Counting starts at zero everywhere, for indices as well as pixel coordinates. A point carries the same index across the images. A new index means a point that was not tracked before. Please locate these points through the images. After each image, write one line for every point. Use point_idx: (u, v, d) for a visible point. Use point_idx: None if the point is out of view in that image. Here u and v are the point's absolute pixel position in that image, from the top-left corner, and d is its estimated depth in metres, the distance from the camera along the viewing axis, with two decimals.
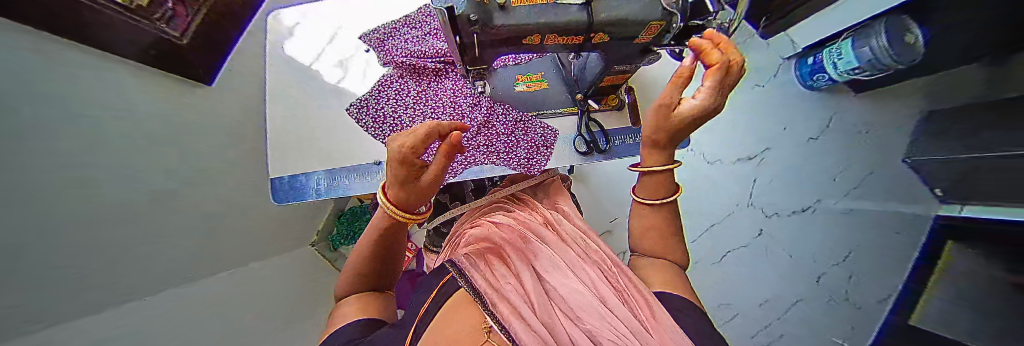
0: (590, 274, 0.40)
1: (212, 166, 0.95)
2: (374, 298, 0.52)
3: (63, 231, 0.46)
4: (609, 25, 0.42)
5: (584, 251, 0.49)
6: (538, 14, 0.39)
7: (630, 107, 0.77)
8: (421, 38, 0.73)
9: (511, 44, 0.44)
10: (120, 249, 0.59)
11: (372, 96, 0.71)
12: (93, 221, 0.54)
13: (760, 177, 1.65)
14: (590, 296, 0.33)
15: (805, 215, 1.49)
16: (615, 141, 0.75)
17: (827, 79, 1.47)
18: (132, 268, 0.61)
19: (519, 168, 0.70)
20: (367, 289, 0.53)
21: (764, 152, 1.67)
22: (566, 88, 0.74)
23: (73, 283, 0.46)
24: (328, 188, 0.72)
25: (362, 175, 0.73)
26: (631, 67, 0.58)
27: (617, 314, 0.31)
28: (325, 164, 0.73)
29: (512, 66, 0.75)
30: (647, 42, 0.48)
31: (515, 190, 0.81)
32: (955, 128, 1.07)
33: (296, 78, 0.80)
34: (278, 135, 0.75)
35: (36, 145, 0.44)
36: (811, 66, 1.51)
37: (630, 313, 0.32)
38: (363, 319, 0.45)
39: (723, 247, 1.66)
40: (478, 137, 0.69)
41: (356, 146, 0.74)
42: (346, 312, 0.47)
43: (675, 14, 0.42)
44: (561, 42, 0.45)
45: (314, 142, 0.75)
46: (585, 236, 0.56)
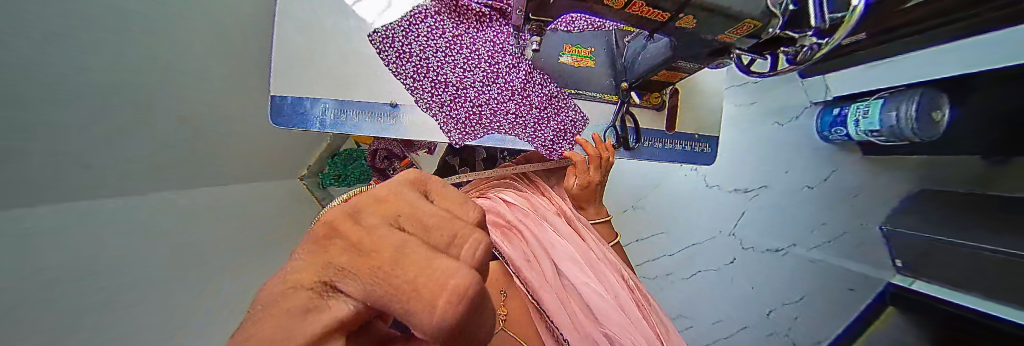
0: (597, 277, 0.54)
1: None
2: None
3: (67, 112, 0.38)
4: (703, 8, 0.37)
5: (597, 249, 0.61)
6: None
7: (669, 109, 0.74)
8: None
9: (593, 1, 0.38)
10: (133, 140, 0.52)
11: (400, 26, 0.63)
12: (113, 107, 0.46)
13: (748, 211, 1.65)
14: (603, 298, 0.50)
15: (776, 254, 1.57)
16: (644, 142, 0.72)
17: (842, 134, 1.41)
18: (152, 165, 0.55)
19: (542, 146, 0.67)
20: None
21: (760, 189, 1.63)
22: (611, 72, 0.69)
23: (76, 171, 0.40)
24: (335, 121, 0.66)
25: (372, 115, 0.66)
26: (691, 66, 0.54)
27: (614, 314, 0.49)
28: (336, 93, 0.66)
29: (562, 32, 0.67)
30: (729, 41, 0.44)
31: (527, 170, 0.78)
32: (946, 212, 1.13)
33: None
34: (284, 45, 0.65)
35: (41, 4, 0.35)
36: (833, 116, 1.40)
37: (621, 313, 0.50)
38: None
39: (697, 266, 1.69)
40: (509, 103, 0.65)
41: (372, 80, 0.66)
42: None
43: (777, 16, 0.38)
44: (641, 14, 0.40)
45: (326, 65, 0.66)
46: (595, 236, 0.66)
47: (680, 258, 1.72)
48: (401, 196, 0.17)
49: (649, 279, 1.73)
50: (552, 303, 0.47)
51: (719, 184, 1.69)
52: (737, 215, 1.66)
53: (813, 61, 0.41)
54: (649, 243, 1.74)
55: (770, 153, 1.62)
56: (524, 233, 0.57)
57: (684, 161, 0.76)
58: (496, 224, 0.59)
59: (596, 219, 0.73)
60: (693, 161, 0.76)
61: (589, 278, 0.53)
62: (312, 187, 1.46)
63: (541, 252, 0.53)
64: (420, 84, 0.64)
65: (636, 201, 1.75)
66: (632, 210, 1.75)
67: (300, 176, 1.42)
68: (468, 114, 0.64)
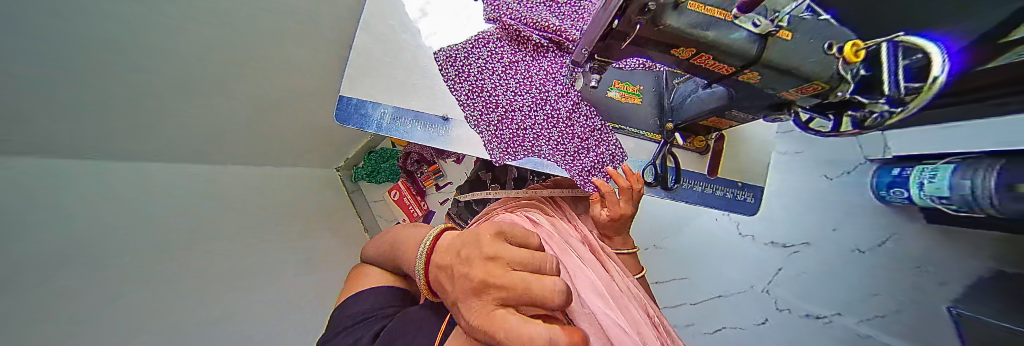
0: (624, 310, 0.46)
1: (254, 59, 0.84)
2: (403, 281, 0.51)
3: None
4: (771, 68, 0.38)
5: (619, 283, 0.56)
6: (706, 27, 0.34)
7: (712, 155, 0.72)
8: (534, 5, 0.70)
9: (655, 50, 0.40)
10: None
11: (464, 49, 0.70)
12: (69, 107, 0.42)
13: (786, 268, 1.56)
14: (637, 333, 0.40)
15: (816, 323, 1.43)
16: (684, 183, 0.71)
17: (903, 197, 1.30)
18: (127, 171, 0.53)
19: (578, 175, 0.68)
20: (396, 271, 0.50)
21: (801, 245, 1.56)
22: (657, 111, 0.70)
23: None
24: (390, 125, 0.72)
25: (422, 124, 0.72)
26: (745, 116, 0.54)
27: None
28: (396, 100, 0.73)
29: (615, 68, 0.70)
30: (793, 98, 0.43)
31: (556, 193, 0.81)
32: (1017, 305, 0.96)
33: (389, 5, 0.76)
34: (363, 55, 0.74)
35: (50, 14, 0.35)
36: (891, 176, 1.33)
37: None
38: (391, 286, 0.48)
39: (722, 320, 1.57)
40: (553, 130, 0.68)
41: (429, 93, 0.73)
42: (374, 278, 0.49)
43: (847, 81, 0.37)
44: (706, 64, 0.41)
45: (394, 75, 0.74)
46: (619, 274, 0.60)
47: (702, 307, 1.60)
48: (477, 241, 0.22)
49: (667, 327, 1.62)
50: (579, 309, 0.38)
51: (753, 235, 1.65)
52: (773, 272, 1.58)
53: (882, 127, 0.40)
54: (670, 287, 1.66)
55: (817, 209, 1.57)
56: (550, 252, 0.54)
57: (726, 210, 0.72)
58: None
59: (623, 250, 0.72)
60: (736, 209, 0.73)
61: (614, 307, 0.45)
62: (346, 179, 1.66)
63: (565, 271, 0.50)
64: (471, 102, 0.69)
65: (662, 239, 1.71)
66: (654, 249, 1.70)
67: (338, 169, 1.62)
68: (511, 133, 0.67)
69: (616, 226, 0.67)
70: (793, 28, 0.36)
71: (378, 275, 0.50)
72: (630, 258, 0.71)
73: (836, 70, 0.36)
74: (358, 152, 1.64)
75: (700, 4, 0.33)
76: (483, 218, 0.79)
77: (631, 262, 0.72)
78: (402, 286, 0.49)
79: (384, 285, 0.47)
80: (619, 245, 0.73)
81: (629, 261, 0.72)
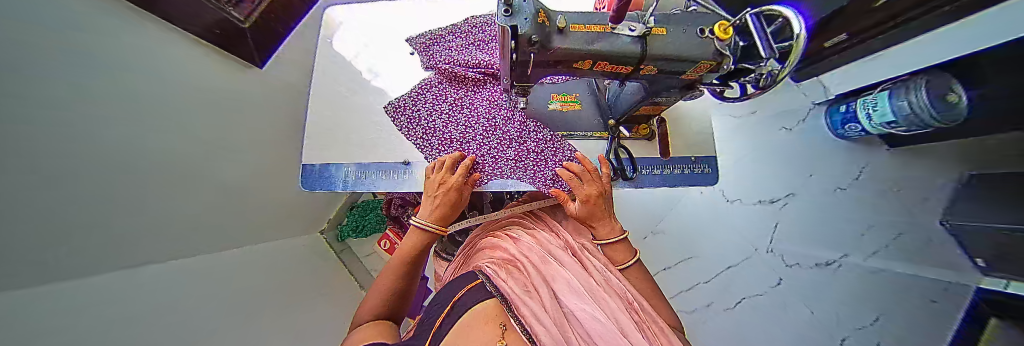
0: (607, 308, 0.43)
1: (218, 147, 0.86)
2: (388, 328, 0.47)
3: (28, 250, 0.38)
4: (660, 60, 0.43)
5: (599, 277, 0.54)
6: (592, 41, 0.41)
7: (660, 138, 0.78)
8: (465, 47, 0.78)
9: (561, 67, 0.47)
10: (97, 252, 0.52)
11: (410, 98, 0.75)
12: (59, 235, 0.44)
13: (782, 222, 1.58)
14: (609, 326, 0.38)
15: (827, 269, 1.38)
16: (642, 170, 0.75)
17: (859, 130, 1.41)
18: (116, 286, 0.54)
19: (543, 187, 0.70)
20: (383, 318, 0.49)
21: (788, 197, 1.60)
22: (598, 112, 0.76)
23: (54, 303, 0.40)
24: (356, 181, 0.74)
25: (386, 174, 0.74)
26: (670, 99, 0.59)
27: None
28: (356, 157, 0.75)
29: (548, 85, 0.77)
30: (694, 78, 0.49)
31: (534, 207, 0.83)
32: (993, 203, 1.01)
33: (336, 74, 0.82)
34: (316, 124, 0.78)
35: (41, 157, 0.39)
36: (842, 114, 1.46)
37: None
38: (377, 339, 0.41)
39: (739, 291, 1.53)
40: (508, 150, 0.71)
41: (387, 143, 0.76)
42: (359, 333, 0.44)
43: (727, 56, 0.43)
44: (607, 70, 0.47)
45: (350, 135, 0.77)
46: (604, 269, 0.58)
47: (717, 283, 1.58)
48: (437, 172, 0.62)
49: (690, 313, 1.53)
50: (545, 319, 0.35)
51: (739, 198, 1.68)
52: (771, 229, 1.59)
53: (776, 86, 0.43)
54: (681, 270, 1.61)
55: (789, 159, 1.64)
56: (525, 268, 0.53)
57: (687, 184, 0.77)
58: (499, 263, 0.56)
59: (609, 240, 0.62)
60: (695, 182, 0.77)
61: (588, 304, 0.42)
62: (332, 240, 1.62)
63: (540, 282, 0.48)
64: (427, 143, 0.73)
65: (657, 224, 1.70)
66: (654, 236, 1.68)
67: (322, 231, 1.59)
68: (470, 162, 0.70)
69: (591, 207, 0.61)
70: (664, 25, 0.43)
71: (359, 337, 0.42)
72: (622, 244, 0.62)
73: (716, 47, 0.42)
74: (339, 212, 1.63)
75: (579, 26, 0.41)
76: (467, 249, 0.78)
77: (622, 248, 0.63)
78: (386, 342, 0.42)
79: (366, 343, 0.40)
80: (606, 235, 0.62)
81: (619, 248, 0.62)
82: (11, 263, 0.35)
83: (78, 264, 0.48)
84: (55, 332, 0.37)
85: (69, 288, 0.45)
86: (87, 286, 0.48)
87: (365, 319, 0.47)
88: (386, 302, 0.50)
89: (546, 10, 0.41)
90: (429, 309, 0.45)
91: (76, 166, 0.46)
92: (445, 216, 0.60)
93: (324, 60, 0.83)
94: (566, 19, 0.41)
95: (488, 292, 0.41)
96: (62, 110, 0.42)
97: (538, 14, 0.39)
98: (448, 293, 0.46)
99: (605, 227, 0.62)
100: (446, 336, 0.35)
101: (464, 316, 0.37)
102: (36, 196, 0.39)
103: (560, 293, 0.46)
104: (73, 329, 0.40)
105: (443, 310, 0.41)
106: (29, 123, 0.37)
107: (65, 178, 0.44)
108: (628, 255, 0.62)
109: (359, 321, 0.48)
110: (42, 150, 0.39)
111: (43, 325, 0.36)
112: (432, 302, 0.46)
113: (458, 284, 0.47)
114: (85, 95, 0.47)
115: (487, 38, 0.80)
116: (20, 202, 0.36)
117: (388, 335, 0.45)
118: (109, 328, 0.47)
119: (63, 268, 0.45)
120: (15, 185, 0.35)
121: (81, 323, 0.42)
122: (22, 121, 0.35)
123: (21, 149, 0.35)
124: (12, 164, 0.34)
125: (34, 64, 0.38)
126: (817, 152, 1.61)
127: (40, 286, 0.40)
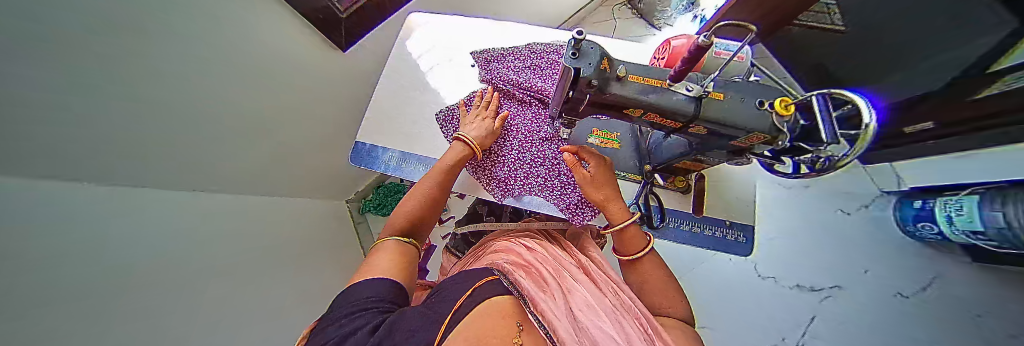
0: (624, 328, 0.41)
1: None
2: (411, 250, 0.55)
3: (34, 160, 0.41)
4: (711, 123, 0.45)
5: (614, 297, 0.53)
6: (646, 93, 0.44)
7: (695, 193, 0.76)
8: (521, 69, 0.85)
9: (611, 110, 0.49)
10: None
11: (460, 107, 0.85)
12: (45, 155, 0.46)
13: (820, 316, 1.40)
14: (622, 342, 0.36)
15: None
16: (670, 222, 0.75)
17: (934, 231, 1.25)
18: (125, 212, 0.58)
19: (566, 212, 0.74)
20: (407, 238, 0.57)
21: (832, 289, 1.42)
22: (636, 156, 0.78)
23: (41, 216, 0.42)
24: (396, 166, 0.81)
25: (425, 166, 0.81)
26: (711, 160, 0.60)
27: None
28: (401, 145, 0.83)
29: (590, 119, 0.81)
30: (744, 145, 0.48)
31: (549, 227, 0.86)
32: None
33: (404, 69, 0.93)
34: (376, 110, 0.87)
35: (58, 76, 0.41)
36: (915, 210, 1.30)
37: None
38: (390, 279, 0.44)
39: None
40: (539, 167, 0.77)
41: (431, 139, 0.84)
42: (382, 258, 0.49)
43: (783, 133, 0.41)
44: (656, 121, 0.49)
45: (401, 124, 0.86)
46: (617, 287, 0.59)
47: None
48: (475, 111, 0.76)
49: None
50: (562, 327, 0.34)
51: (775, 276, 1.50)
52: (806, 321, 1.40)
53: (833, 171, 0.40)
54: None
55: (842, 249, 1.48)
56: (542, 274, 0.55)
57: (716, 248, 0.74)
58: (517, 264, 0.59)
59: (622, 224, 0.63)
60: (726, 249, 0.74)
61: (606, 323, 0.41)
62: (354, 210, 1.73)
63: (558, 291, 0.49)
64: None
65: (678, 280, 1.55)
66: None
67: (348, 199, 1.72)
68: (503, 173, 0.77)
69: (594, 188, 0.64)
70: (723, 91, 0.44)
71: (385, 262, 0.48)
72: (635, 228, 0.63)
73: (774, 121, 0.41)
74: (368, 187, 1.76)
75: (638, 77, 0.45)
76: (475, 251, 0.82)
77: (636, 236, 0.63)
78: (402, 281, 0.46)
79: (384, 275, 0.45)
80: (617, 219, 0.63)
81: (632, 237, 0.62)
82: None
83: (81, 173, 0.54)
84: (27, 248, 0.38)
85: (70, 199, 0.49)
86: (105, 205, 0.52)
87: (389, 239, 0.55)
88: (404, 227, 0.58)
89: (610, 58, 0.45)
90: (447, 288, 0.47)
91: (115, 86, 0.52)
92: (481, 141, 0.72)
93: (397, 55, 0.94)
94: (626, 69, 0.45)
95: (501, 290, 0.42)
96: (120, 41, 0.49)
97: (602, 62, 0.43)
98: (467, 281, 0.47)
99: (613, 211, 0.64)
100: (463, 318, 0.35)
101: (475, 308, 0.37)
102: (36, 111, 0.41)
103: (575, 306, 0.46)
104: (48, 234, 0.43)
105: (461, 295, 0.41)
106: (69, 46, 0.42)
107: (89, 105, 0.50)
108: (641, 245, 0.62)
109: (383, 242, 0.54)
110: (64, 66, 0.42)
111: (22, 225, 0.39)
112: (444, 288, 0.48)
113: (474, 277, 0.48)
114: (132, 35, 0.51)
115: (543, 64, 0.86)
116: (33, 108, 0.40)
117: (404, 266, 0.50)
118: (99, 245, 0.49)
119: (58, 174, 0.50)
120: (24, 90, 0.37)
121: (48, 238, 0.43)
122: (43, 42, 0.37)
123: (40, 83, 0.40)
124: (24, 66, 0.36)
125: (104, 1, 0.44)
126: (871, 247, 1.45)
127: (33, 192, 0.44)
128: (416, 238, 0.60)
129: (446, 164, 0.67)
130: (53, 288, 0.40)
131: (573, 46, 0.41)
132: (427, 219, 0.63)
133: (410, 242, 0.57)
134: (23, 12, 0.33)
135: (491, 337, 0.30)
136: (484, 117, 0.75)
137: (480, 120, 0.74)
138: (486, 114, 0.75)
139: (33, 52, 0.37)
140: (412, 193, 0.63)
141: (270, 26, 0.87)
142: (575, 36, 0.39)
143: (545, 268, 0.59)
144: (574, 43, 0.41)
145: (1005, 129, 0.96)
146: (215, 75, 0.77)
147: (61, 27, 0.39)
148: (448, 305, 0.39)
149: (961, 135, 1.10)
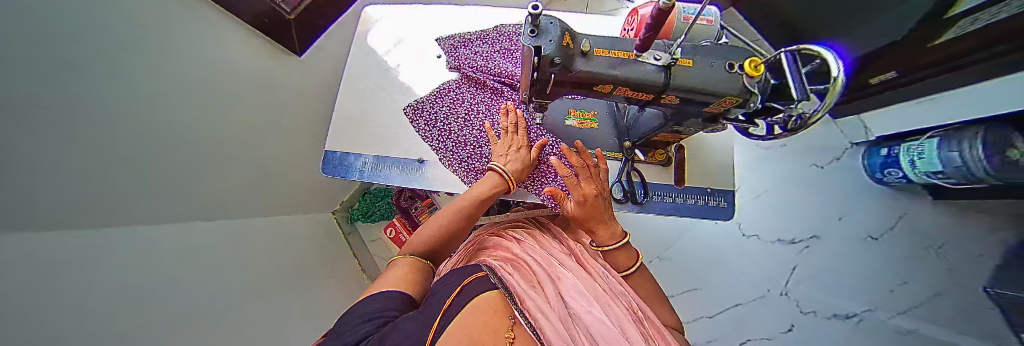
0: (615, 316, 0.42)
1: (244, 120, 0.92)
2: (426, 269, 0.52)
3: (45, 200, 0.41)
4: (685, 91, 0.43)
5: (603, 283, 0.54)
6: (615, 67, 0.42)
7: (676, 164, 0.77)
8: (490, 54, 0.82)
9: (583, 88, 0.47)
10: (112, 206, 0.55)
11: (429, 101, 0.81)
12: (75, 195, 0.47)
13: (800, 266, 1.49)
14: (614, 327, 0.38)
15: (848, 322, 1.33)
16: (653, 196, 0.75)
17: (900, 176, 1.33)
18: (133, 243, 0.58)
19: (547, 200, 0.73)
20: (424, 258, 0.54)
21: (811, 239, 1.52)
22: (615, 133, 0.78)
23: (57, 254, 0.42)
24: (372, 171, 0.77)
25: (402, 169, 0.77)
26: (688, 130, 0.60)
27: None
28: (375, 149, 0.79)
29: (566, 100, 0.79)
30: (717, 111, 0.48)
31: (538, 215, 0.85)
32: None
33: (368, 66, 0.87)
34: (343, 113, 0.82)
35: (72, 114, 0.42)
36: (881, 158, 1.37)
37: None
38: (397, 290, 0.42)
39: (745, 333, 1.44)
40: (554, 183, 0.74)
41: (406, 139, 0.80)
42: (394, 273, 0.47)
43: (755, 94, 0.41)
44: (628, 95, 0.47)
45: (373, 127, 0.81)
46: (605, 271, 0.61)
47: (721, 319, 1.47)
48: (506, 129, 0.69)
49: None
50: (552, 325, 0.34)
51: (758, 234, 1.57)
52: (789, 271, 1.50)
53: (806, 130, 0.39)
54: (681, 302, 1.50)
55: (818, 200, 1.56)
56: (531, 265, 0.54)
57: (700, 216, 0.75)
58: (506, 259, 0.58)
59: (612, 245, 0.62)
60: (709, 216, 0.75)
61: (596, 309, 0.42)
62: (342, 221, 1.61)
63: (547, 281, 0.48)
64: (443, 145, 0.78)
65: (670, 249, 1.59)
66: (659, 261, 1.57)
67: (334, 211, 1.58)
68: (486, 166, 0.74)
69: (587, 209, 0.61)
70: (692, 56, 0.43)
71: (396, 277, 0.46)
72: (626, 247, 0.62)
73: (744, 83, 0.41)
74: (352, 196, 1.63)
75: (604, 50, 0.42)
76: (467, 246, 0.81)
77: (625, 254, 0.62)
78: (405, 291, 0.43)
79: (392, 287, 0.42)
80: (608, 240, 0.62)
81: (622, 254, 0.62)
82: (46, 187, 0.40)
83: (101, 205, 0.54)
84: (53, 285, 0.39)
85: (81, 237, 0.48)
86: (94, 242, 0.50)
87: (405, 255, 0.52)
88: (425, 250, 0.56)
89: (572, 32, 0.42)
90: (435, 290, 0.44)
91: (125, 119, 0.53)
92: (515, 171, 0.66)
93: (358, 51, 0.88)
94: (590, 43, 0.43)
95: (489, 285, 0.40)
96: (113, 70, 0.49)
97: (563, 37, 0.40)
98: (453, 281, 0.45)
99: (605, 235, 0.62)
100: (452, 320, 0.32)
101: (463, 308, 0.35)
102: (58, 151, 0.41)
103: (566, 293, 0.46)
104: (76, 269, 0.44)
105: (449, 296, 0.38)
106: (81, 84, 0.42)
107: (102, 112, 0.47)
108: (631, 260, 0.62)
109: (399, 257, 0.52)
110: (76, 104, 0.42)
111: (48, 262, 0.40)
112: (432, 291, 0.45)
113: (459, 277, 0.46)
114: (123, 66, 0.50)
115: (511, 47, 0.83)
116: (58, 149, 0.41)
117: (416, 281, 0.47)
118: (113, 277, 0.49)
119: (92, 211, 0.51)
120: (40, 129, 0.37)
121: (74, 273, 0.43)
122: (50, 82, 0.37)
123: (57, 98, 0.39)
124: (41, 106, 0.36)
125: (87, 32, 0.43)
126: (843, 196, 1.54)
127: (59, 233, 0.44)
128: (437, 257, 0.58)
129: (479, 195, 0.62)
130: (67, 290, 0.40)
131: (530, 22, 0.38)
132: (447, 244, 0.60)
133: (426, 262, 0.54)
134: (32, 53, 0.34)
135: (481, 339, 0.28)
136: (515, 145, 0.69)
137: (506, 144, 0.68)
138: (514, 137, 0.69)
139: (51, 91, 0.38)
140: (433, 220, 0.61)
141: (225, 36, 0.82)
142: (532, 12, 0.35)
143: (535, 258, 0.58)
144: (530, 19, 0.37)
145: (964, 70, 1.01)
146: (196, 99, 0.73)
147: (66, 64, 0.40)
148: (435, 308, 0.36)
149: (920, 81, 1.16)
